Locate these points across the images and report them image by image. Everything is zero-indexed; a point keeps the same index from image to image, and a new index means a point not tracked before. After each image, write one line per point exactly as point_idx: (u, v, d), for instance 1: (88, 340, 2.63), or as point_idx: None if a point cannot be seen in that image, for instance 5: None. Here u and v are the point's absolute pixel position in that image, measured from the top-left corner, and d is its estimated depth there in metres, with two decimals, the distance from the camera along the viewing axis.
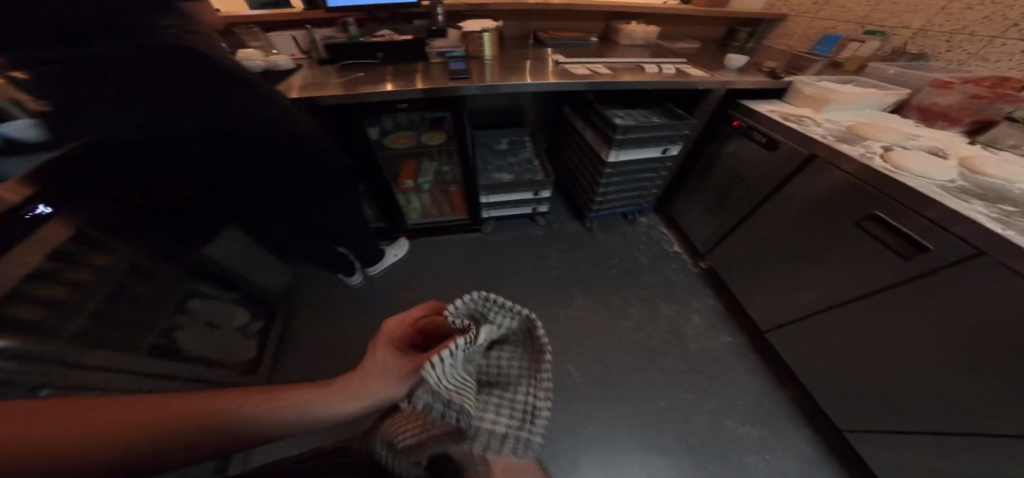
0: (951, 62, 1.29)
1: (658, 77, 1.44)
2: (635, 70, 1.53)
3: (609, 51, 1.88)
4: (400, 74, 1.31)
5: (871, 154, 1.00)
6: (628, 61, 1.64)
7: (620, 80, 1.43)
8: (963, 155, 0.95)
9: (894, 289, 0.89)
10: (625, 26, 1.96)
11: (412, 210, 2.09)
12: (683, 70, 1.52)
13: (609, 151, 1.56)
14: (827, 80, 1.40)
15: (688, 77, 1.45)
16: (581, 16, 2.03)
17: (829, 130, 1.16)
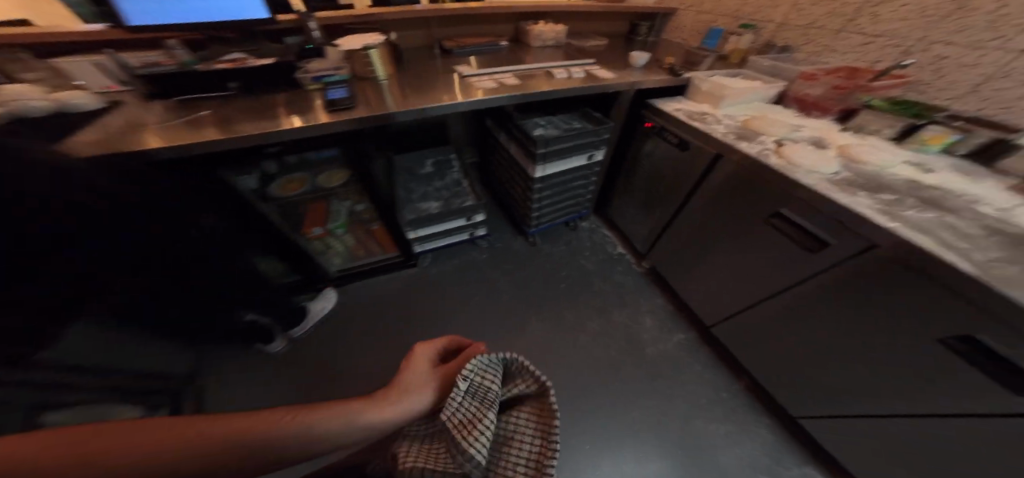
0: (811, 55, 1.40)
1: (568, 83, 1.38)
2: (546, 78, 1.44)
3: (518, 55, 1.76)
4: (266, 109, 1.01)
5: (768, 150, 1.03)
6: (539, 67, 1.54)
7: (530, 89, 1.33)
8: (840, 145, 1.03)
9: (810, 283, 0.92)
10: (532, 27, 1.86)
11: (334, 254, 1.77)
12: (593, 73, 1.47)
13: (535, 167, 1.46)
14: (717, 75, 1.45)
15: (599, 81, 1.40)
16: (486, 20, 1.88)
17: (728, 127, 1.20)
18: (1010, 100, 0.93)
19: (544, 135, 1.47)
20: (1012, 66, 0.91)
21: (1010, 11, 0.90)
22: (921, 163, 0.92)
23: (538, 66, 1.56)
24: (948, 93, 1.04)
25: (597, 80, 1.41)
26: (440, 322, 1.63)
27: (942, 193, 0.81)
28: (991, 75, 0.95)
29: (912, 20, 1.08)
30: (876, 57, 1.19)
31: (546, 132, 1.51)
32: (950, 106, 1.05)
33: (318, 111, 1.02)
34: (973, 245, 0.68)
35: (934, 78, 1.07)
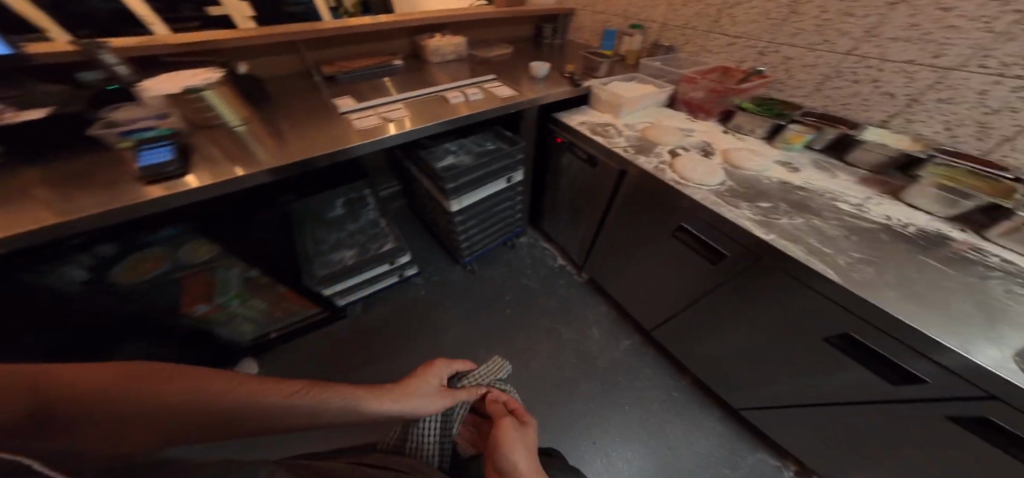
0: (690, 54, 1.43)
1: (463, 108, 1.20)
2: (443, 102, 1.22)
3: (406, 72, 1.50)
4: (53, 184, 0.71)
5: (663, 164, 1.01)
6: (440, 91, 1.28)
7: (422, 120, 1.13)
8: (722, 150, 1.08)
9: (720, 288, 0.96)
10: (428, 42, 1.53)
11: (243, 321, 1.46)
12: (496, 92, 1.28)
13: (450, 202, 1.31)
14: (615, 80, 1.38)
15: (501, 101, 1.24)
16: (375, 38, 1.48)
17: (628, 138, 1.16)
18: (844, 97, 1.06)
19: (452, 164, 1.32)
20: (841, 67, 1.04)
21: (831, 17, 1.01)
22: (788, 160, 1.02)
23: (429, 88, 1.33)
24: (799, 91, 1.16)
25: (502, 101, 1.24)
26: (381, 386, 1.43)
27: (807, 194, 0.89)
28: (827, 75, 1.07)
29: (759, 22, 1.17)
30: (741, 57, 1.27)
31: (455, 160, 1.35)
32: (802, 103, 1.17)
33: (128, 187, 0.73)
34: (838, 249, 0.76)
35: (787, 77, 1.17)
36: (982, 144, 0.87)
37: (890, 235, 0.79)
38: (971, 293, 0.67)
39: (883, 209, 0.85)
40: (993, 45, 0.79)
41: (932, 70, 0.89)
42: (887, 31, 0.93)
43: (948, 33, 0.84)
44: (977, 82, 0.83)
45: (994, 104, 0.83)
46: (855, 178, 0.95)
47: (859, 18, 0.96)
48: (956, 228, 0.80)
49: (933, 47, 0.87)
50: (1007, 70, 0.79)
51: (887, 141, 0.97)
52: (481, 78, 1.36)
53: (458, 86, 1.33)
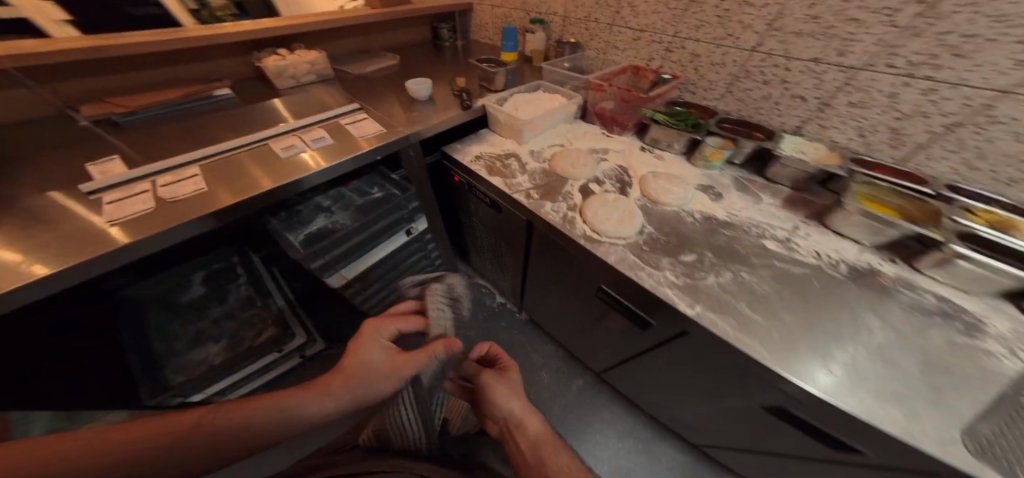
0: (598, 52, 1.18)
1: (310, 160, 0.82)
2: (273, 153, 0.82)
3: (220, 104, 1.02)
4: None
5: (572, 212, 0.79)
6: (272, 134, 0.87)
7: (228, 190, 0.71)
8: (638, 179, 0.88)
9: (666, 348, 0.80)
10: (266, 62, 1.07)
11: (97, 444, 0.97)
12: (352, 127, 0.93)
13: (330, 278, 0.99)
14: (514, 94, 1.07)
15: (366, 143, 0.88)
16: (169, 56, 1.01)
17: (533, 174, 0.89)
18: (755, 100, 0.92)
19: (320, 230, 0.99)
20: (747, 67, 0.89)
21: (729, 6, 0.84)
22: (709, 184, 0.87)
23: (245, 129, 0.89)
24: (711, 93, 0.99)
25: (361, 141, 0.89)
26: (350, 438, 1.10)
27: (732, 233, 0.77)
28: (735, 75, 0.92)
29: (660, 12, 0.96)
30: (647, 54, 1.06)
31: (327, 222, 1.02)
32: (715, 106, 1.01)
33: None
34: (780, 312, 0.66)
35: (697, 77, 1.00)
36: (896, 152, 0.79)
37: (832, 274, 0.72)
38: (913, 346, 0.62)
39: (815, 243, 0.77)
40: (899, 41, 0.68)
41: (839, 69, 0.77)
42: (788, 24, 0.78)
43: (853, 28, 0.71)
44: (886, 84, 0.73)
45: (904, 108, 0.73)
46: (786, 199, 0.86)
47: (759, 8, 0.80)
48: (885, 258, 0.75)
49: (838, 43, 0.74)
50: (915, 69, 0.69)
51: (804, 152, 0.87)
52: (336, 111, 0.98)
53: (309, 122, 0.93)
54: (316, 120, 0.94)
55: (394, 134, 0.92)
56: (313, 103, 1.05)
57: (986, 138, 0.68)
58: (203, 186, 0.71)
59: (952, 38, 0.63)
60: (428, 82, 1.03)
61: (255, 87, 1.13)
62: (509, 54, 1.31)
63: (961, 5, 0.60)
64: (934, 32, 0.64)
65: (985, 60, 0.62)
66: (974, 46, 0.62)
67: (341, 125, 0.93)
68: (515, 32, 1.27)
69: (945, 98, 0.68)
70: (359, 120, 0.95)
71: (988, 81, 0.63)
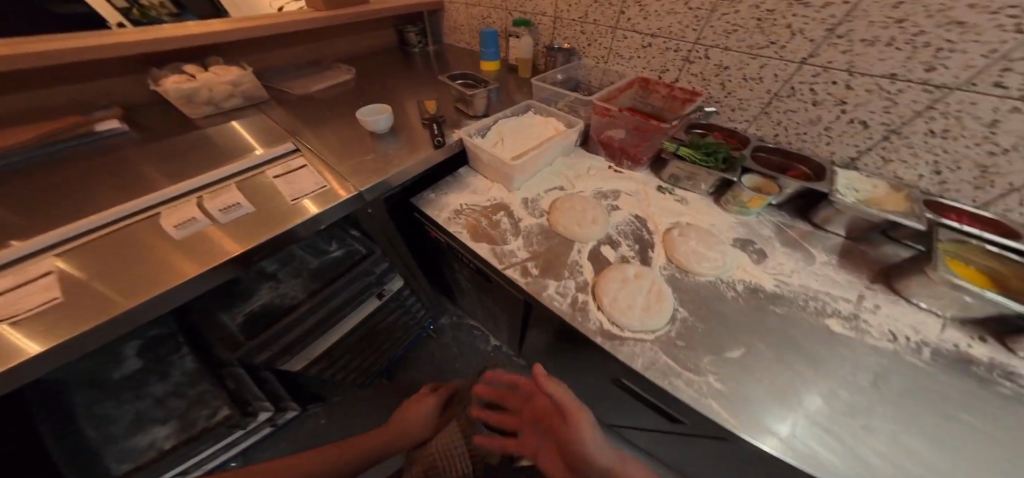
0: (597, 60, 0.97)
1: (238, 225, 0.60)
2: (163, 231, 0.58)
3: (106, 146, 0.76)
4: None
5: (583, 295, 0.63)
6: (169, 199, 0.62)
7: (90, 303, 0.47)
8: (661, 238, 0.71)
9: (708, 447, 0.64)
10: (165, 84, 0.80)
11: None
12: (284, 182, 0.68)
13: (291, 363, 0.87)
14: (500, 120, 0.85)
15: (301, 209, 0.64)
16: (28, 78, 0.73)
17: (529, 235, 0.70)
18: (797, 123, 0.73)
19: (268, 308, 0.82)
20: (792, 82, 0.69)
21: (774, 6, 0.63)
22: (748, 237, 0.72)
23: (128, 190, 0.65)
24: (742, 113, 0.79)
25: (293, 206, 0.64)
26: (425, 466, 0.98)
27: (782, 309, 0.62)
28: (774, 93, 0.72)
29: (679, 12, 0.74)
30: (659, 65, 0.85)
31: (275, 297, 0.83)
32: (744, 129, 0.81)
33: None
34: (853, 414, 0.51)
35: (723, 93, 0.79)
36: (979, 194, 0.63)
37: (914, 361, 0.57)
38: (930, 407, 0.51)
39: (886, 321, 0.62)
40: (1020, 52, 0.48)
41: (922, 89, 0.57)
42: (858, 28, 0.58)
43: (955, 34, 0.51)
44: (985, 109, 0.54)
45: (1004, 142, 0.55)
46: (838, 253, 0.71)
47: (815, 9, 0.60)
48: (971, 334, 0.60)
49: (928, 55, 0.54)
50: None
51: (859, 191, 0.70)
52: (261, 157, 0.73)
53: (228, 170, 0.69)
54: (234, 173, 0.69)
55: (340, 192, 0.68)
56: (232, 135, 0.79)
57: None
58: (55, 294, 0.47)
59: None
60: (387, 109, 0.80)
61: (162, 117, 0.87)
62: (491, 63, 1.11)
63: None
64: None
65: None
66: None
67: (268, 180, 0.69)
68: (496, 37, 1.06)
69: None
70: (293, 171, 0.71)
71: None
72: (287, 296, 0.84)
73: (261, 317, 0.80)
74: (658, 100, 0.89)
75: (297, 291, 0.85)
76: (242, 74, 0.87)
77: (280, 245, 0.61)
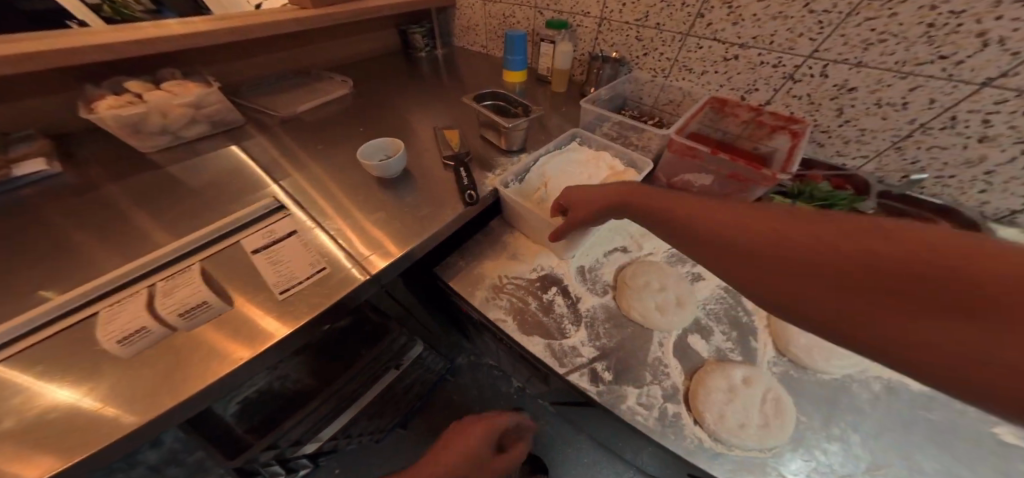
0: (655, 73, 0.78)
1: (215, 336, 0.40)
2: (93, 354, 0.38)
3: (20, 202, 0.57)
4: None
5: (673, 406, 0.47)
6: (110, 294, 0.42)
7: None
8: (765, 322, 0.54)
9: None
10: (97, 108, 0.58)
11: None
12: (266, 263, 0.46)
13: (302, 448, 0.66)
14: (538, 158, 0.67)
15: (297, 310, 0.43)
16: None
17: (592, 325, 0.53)
18: (944, 165, 0.55)
19: (272, 391, 0.61)
20: (955, 111, 0.49)
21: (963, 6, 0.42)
22: None
23: (35, 278, 0.45)
24: (860, 146, 0.60)
25: (281, 305, 0.43)
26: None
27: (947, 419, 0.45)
28: (921, 123, 0.52)
29: (792, 16, 0.55)
30: (745, 82, 0.67)
31: (275, 380, 0.61)
32: (858, 167, 0.62)
33: None
34: None
35: (837, 122, 0.60)
36: None
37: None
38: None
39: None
40: None
41: None
42: None
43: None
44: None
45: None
46: None
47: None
48: None
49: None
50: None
51: None
52: (237, 221, 0.52)
53: (196, 238, 0.49)
54: (209, 245, 0.49)
55: (346, 280, 0.47)
56: (205, 186, 0.61)
57: None
58: None
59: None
60: (398, 145, 0.60)
61: (107, 152, 0.66)
62: (517, 72, 0.91)
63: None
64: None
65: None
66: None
67: (246, 257, 0.47)
68: (524, 41, 0.87)
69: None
70: (276, 243, 0.49)
71: None
72: (293, 379, 0.63)
73: (263, 406, 0.59)
74: (734, 125, 0.71)
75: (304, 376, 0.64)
76: (206, 93, 0.65)
77: (261, 365, 0.42)
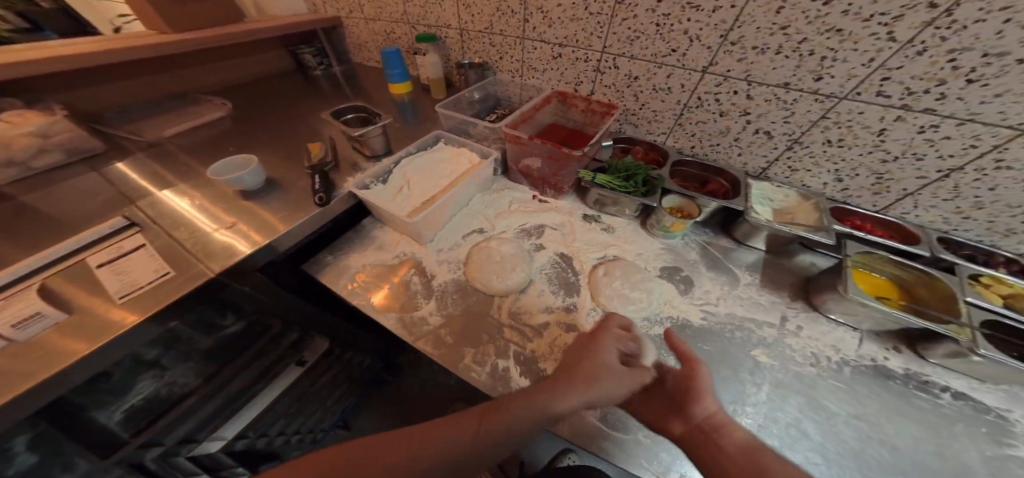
0: (513, 74, 0.89)
1: (55, 338, 0.43)
2: None
3: None
4: None
5: (505, 360, 0.54)
6: None
7: None
8: (588, 279, 0.65)
9: None
10: None
11: None
12: (109, 274, 0.50)
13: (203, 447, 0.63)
14: (400, 161, 0.75)
15: (137, 309, 0.47)
16: None
17: (440, 298, 0.61)
18: (708, 135, 0.69)
19: (159, 397, 0.56)
20: (698, 93, 0.63)
21: (669, 9, 0.56)
22: (675, 264, 0.69)
23: None
24: (657, 125, 0.73)
25: (120, 307, 0.47)
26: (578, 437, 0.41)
27: (710, 343, 0.59)
28: (684, 103, 0.66)
29: (582, 18, 0.67)
30: (573, 77, 0.78)
31: (164, 387, 0.56)
32: (663, 142, 0.76)
33: None
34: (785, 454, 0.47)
35: (638, 105, 0.73)
36: (878, 198, 0.62)
37: (836, 384, 0.54)
38: (899, 410, 0.52)
39: (808, 345, 0.59)
40: (896, 61, 0.46)
41: (814, 98, 0.54)
42: (749, 35, 0.53)
43: (836, 42, 0.48)
44: (873, 118, 0.52)
45: (893, 149, 0.54)
46: (760, 268, 0.70)
47: (706, 13, 0.54)
48: (886, 345, 0.59)
49: (815, 64, 0.51)
50: (912, 100, 0.48)
51: (773, 202, 0.68)
52: (81, 239, 0.54)
53: (37, 258, 0.51)
54: (54, 263, 0.51)
55: (191, 278, 0.51)
56: (58, 213, 0.62)
57: (990, 186, 0.51)
58: None
59: (968, 59, 0.42)
60: (253, 158, 0.66)
61: None
62: (399, 85, 0.99)
63: (991, 9, 0.38)
64: (945, 49, 0.42)
65: (1009, 88, 0.42)
66: (996, 70, 0.41)
67: (88, 272, 0.51)
68: (400, 56, 0.94)
69: (947, 137, 0.49)
70: (122, 256, 0.53)
71: (1005, 118, 0.44)
72: (182, 383, 0.58)
73: None
74: (578, 114, 0.82)
75: (188, 378, 0.60)
76: (53, 123, 0.66)
77: (99, 367, 0.44)
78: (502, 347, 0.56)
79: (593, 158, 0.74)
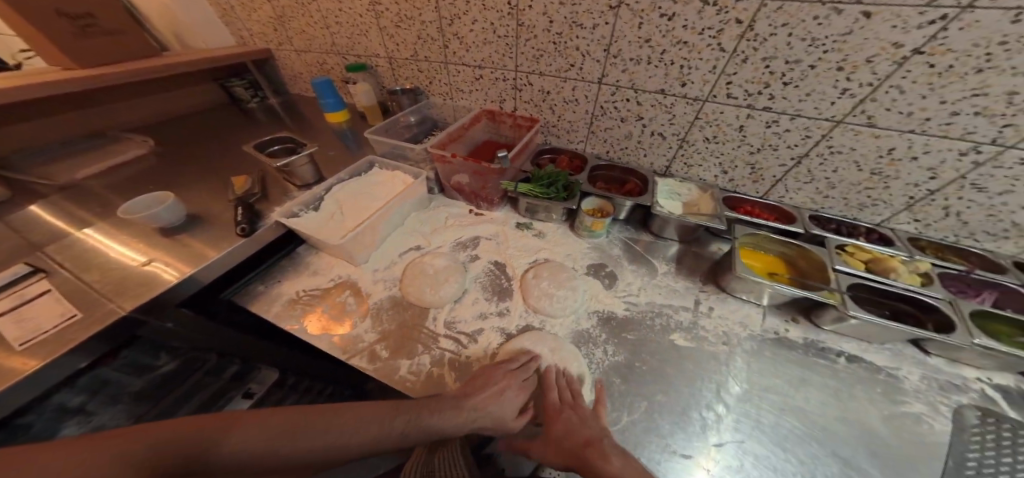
0: (444, 97, 0.94)
1: None
2: None
3: None
4: None
5: (439, 368, 0.56)
6: None
7: None
8: (519, 283, 0.69)
9: None
10: None
11: None
12: (8, 323, 0.48)
13: None
14: (332, 186, 0.76)
15: (38, 354, 0.46)
16: None
17: (374, 315, 0.62)
18: (617, 140, 0.77)
19: None
20: (599, 102, 0.72)
21: (561, 29, 0.65)
22: (600, 261, 0.75)
23: None
24: (575, 134, 0.82)
25: (19, 354, 0.45)
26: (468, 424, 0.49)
27: (637, 332, 0.63)
28: (591, 112, 0.75)
29: (493, 42, 0.74)
30: (495, 95, 0.84)
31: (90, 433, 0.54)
32: (583, 149, 0.83)
33: None
34: (711, 436, 0.51)
35: (555, 117, 0.80)
36: (758, 186, 0.72)
37: (747, 360, 0.60)
38: (805, 375, 0.58)
39: (720, 325, 0.65)
40: (731, 67, 0.57)
41: (685, 101, 0.64)
42: (625, 49, 0.62)
43: (686, 52, 0.58)
44: (732, 116, 0.63)
45: (754, 142, 0.64)
46: (678, 257, 0.77)
47: (589, 31, 0.63)
48: (786, 318, 0.66)
49: (677, 72, 0.61)
50: (754, 100, 0.59)
51: (680, 196, 0.76)
52: None
53: None
54: None
55: (103, 316, 0.50)
56: None
57: (832, 169, 0.62)
58: None
59: (777, 65, 0.54)
60: (169, 193, 0.65)
61: None
62: (335, 113, 0.99)
63: (776, 26, 0.50)
64: (760, 57, 0.54)
65: (813, 88, 0.54)
66: (799, 74, 0.53)
67: None
68: (331, 85, 0.96)
69: (788, 130, 0.60)
70: (25, 303, 0.51)
71: (821, 111, 0.56)
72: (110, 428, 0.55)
73: None
74: (507, 130, 0.88)
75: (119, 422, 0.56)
76: None
77: None
78: (437, 356, 0.57)
79: (519, 170, 0.80)
